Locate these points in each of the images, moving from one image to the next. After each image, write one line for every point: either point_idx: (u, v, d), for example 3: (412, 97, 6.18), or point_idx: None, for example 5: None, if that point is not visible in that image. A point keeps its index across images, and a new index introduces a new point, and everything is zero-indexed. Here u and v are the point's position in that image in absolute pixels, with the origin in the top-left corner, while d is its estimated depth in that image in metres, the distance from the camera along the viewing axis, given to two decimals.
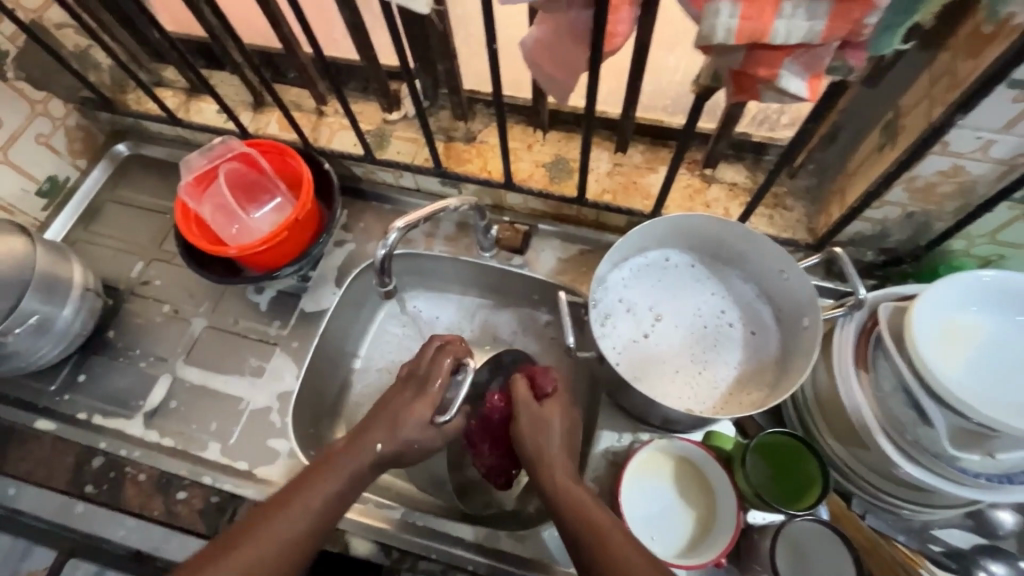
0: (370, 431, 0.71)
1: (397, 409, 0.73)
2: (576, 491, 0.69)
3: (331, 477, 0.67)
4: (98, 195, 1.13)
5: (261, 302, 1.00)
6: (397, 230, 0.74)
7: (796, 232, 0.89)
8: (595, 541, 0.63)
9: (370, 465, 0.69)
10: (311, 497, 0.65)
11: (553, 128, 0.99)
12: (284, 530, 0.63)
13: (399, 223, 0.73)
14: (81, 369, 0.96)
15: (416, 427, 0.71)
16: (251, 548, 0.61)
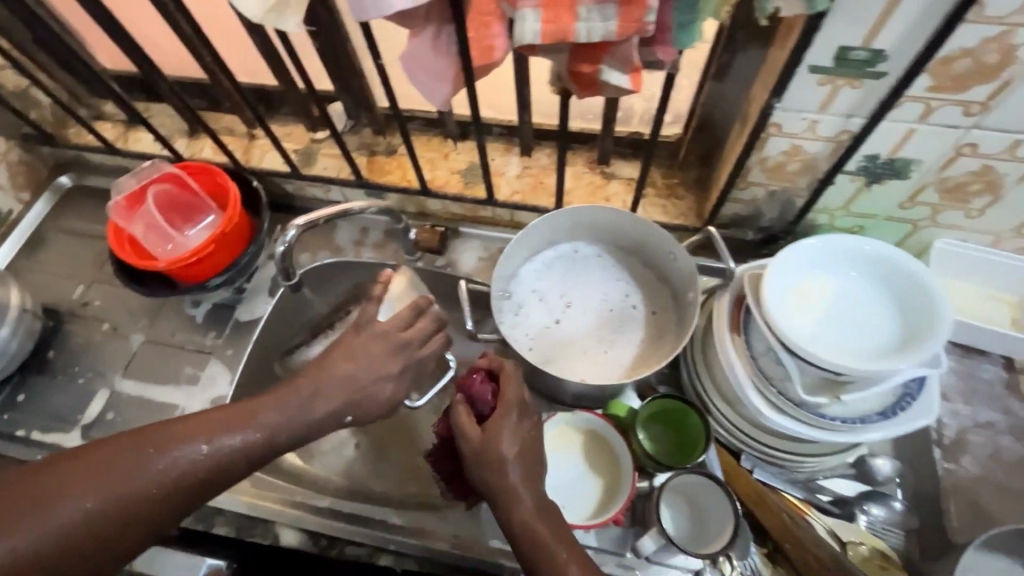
0: (342, 402, 0.71)
1: (374, 382, 0.72)
2: (536, 523, 0.66)
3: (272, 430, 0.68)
4: (41, 225, 1.18)
5: (197, 315, 1.05)
6: (295, 228, 0.83)
7: (687, 218, 0.97)
8: (530, 526, 0.66)
9: (324, 418, 0.70)
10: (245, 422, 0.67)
11: (466, 138, 1.07)
12: (207, 457, 0.64)
13: (298, 222, 0.81)
14: (20, 389, 1.00)
15: (382, 396, 0.72)
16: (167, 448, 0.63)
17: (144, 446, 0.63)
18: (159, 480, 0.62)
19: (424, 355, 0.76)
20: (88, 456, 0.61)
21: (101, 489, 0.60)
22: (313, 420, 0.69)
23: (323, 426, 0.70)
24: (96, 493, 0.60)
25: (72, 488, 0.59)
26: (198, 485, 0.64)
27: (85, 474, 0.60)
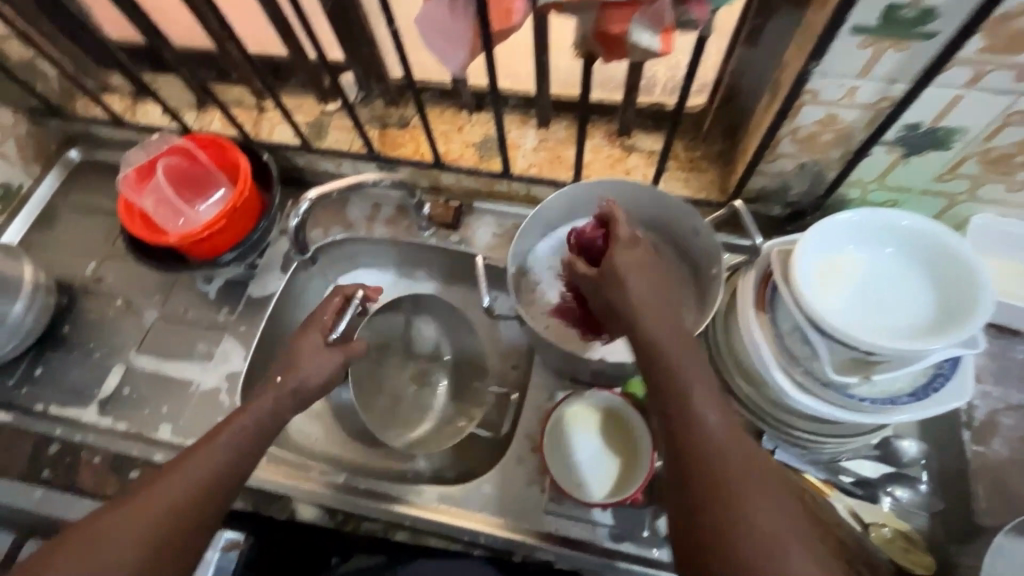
0: (287, 367, 0.74)
1: (311, 359, 0.75)
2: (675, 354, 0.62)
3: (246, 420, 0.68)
4: (52, 200, 1.16)
5: (210, 291, 1.04)
6: (307, 200, 0.81)
7: (710, 193, 0.94)
8: (719, 468, 0.55)
9: (279, 408, 0.71)
10: (225, 434, 0.66)
11: (481, 110, 1.04)
12: (202, 466, 0.62)
13: (308, 195, 0.80)
14: (37, 364, 1.00)
15: (321, 364, 0.76)
16: (161, 490, 0.60)
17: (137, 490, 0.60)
18: (166, 512, 0.59)
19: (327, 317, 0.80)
20: (80, 532, 0.57)
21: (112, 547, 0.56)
22: (280, 405, 0.71)
23: (286, 404, 0.71)
24: (110, 544, 0.56)
25: (90, 556, 0.55)
26: (216, 490, 0.62)
27: (91, 532, 0.56)
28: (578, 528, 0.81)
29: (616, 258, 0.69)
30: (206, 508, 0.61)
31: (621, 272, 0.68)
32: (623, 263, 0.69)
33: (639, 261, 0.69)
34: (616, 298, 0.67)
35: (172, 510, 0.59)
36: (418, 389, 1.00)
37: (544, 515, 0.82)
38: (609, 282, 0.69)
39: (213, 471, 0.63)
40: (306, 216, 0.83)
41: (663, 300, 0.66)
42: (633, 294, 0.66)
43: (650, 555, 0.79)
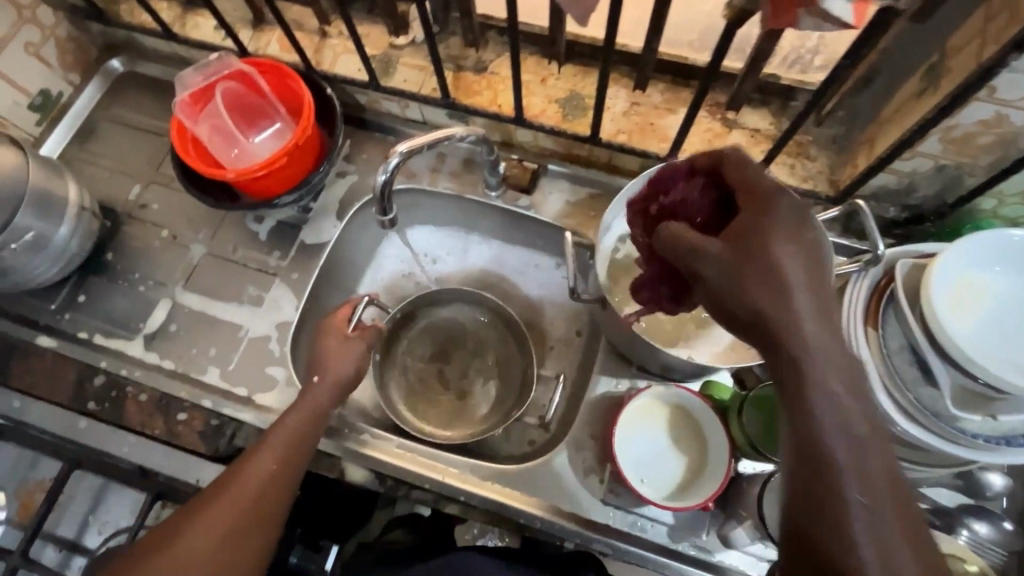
0: (318, 373, 0.77)
1: (339, 353, 0.79)
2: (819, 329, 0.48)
3: (292, 429, 0.72)
4: (92, 113, 1.08)
5: (261, 232, 0.98)
6: (398, 155, 0.71)
7: (817, 184, 0.85)
8: (844, 503, 0.44)
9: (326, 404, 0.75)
10: (278, 435, 0.70)
11: (569, 61, 0.94)
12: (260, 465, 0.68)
13: (401, 147, 0.70)
14: (81, 290, 0.96)
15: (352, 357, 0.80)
16: (232, 495, 0.65)
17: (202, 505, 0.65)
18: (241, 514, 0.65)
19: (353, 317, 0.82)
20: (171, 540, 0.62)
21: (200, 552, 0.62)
22: (319, 404, 0.75)
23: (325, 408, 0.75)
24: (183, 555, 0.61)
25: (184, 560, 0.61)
26: (275, 489, 0.68)
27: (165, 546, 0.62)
28: (636, 523, 0.79)
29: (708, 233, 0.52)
30: (264, 507, 0.66)
31: (735, 242, 0.51)
32: (757, 223, 0.51)
33: (781, 216, 0.51)
34: (744, 285, 0.49)
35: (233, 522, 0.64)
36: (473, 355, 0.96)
37: (601, 504, 0.80)
38: (749, 238, 0.51)
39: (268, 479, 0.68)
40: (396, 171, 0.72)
41: (812, 288, 0.49)
42: (744, 278, 0.49)
43: (710, 559, 0.76)
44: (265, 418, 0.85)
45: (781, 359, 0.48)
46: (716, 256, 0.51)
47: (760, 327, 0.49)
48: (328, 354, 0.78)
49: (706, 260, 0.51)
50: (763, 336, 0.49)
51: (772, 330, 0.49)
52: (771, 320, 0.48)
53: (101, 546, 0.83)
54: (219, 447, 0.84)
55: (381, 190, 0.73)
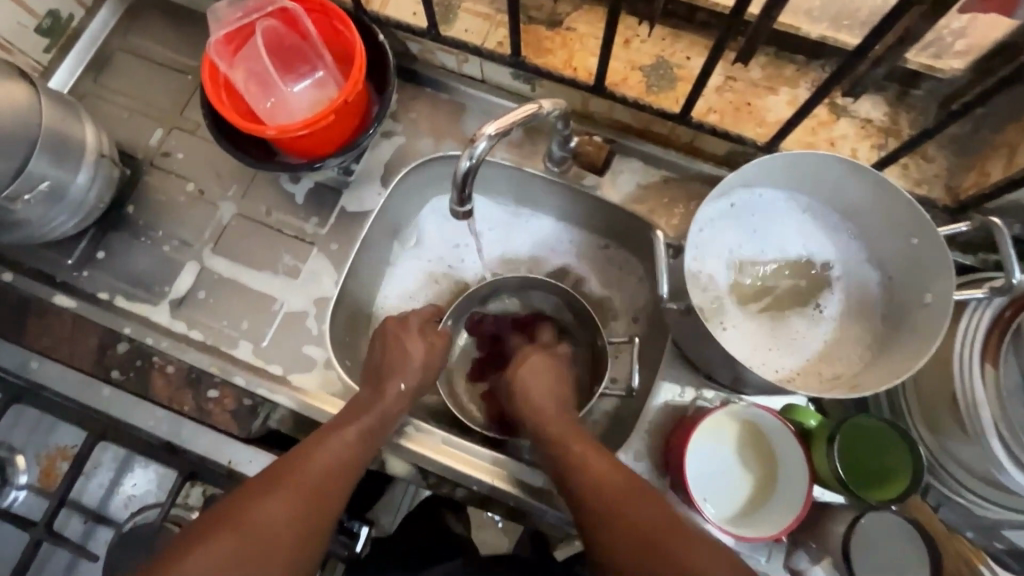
0: (388, 378, 0.74)
1: (410, 344, 0.77)
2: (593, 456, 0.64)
3: (364, 424, 0.70)
4: (107, 42, 0.96)
5: (298, 194, 0.89)
6: (486, 138, 0.64)
7: (933, 189, 0.75)
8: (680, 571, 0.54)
9: (394, 409, 0.73)
10: (350, 431, 0.68)
11: (659, 22, 0.82)
12: (331, 457, 0.66)
13: (492, 130, 0.63)
14: (100, 245, 0.88)
15: (417, 355, 0.77)
16: (302, 483, 0.63)
17: (270, 482, 0.62)
18: (308, 504, 0.62)
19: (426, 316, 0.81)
20: (241, 522, 0.59)
21: (265, 540, 0.59)
22: (390, 409, 0.72)
23: (396, 413, 0.73)
24: (250, 527, 0.59)
25: (253, 546, 0.58)
26: (341, 482, 0.65)
27: (235, 517, 0.59)
28: None
29: (541, 408, 0.71)
30: (325, 495, 0.64)
31: (557, 419, 0.70)
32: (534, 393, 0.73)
33: (538, 379, 0.75)
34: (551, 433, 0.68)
35: (300, 503, 0.62)
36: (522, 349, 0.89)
37: None
38: (530, 419, 0.71)
39: (333, 470, 0.65)
40: (483, 157, 0.65)
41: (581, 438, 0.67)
42: (569, 451, 0.65)
43: None
44: (300, 402, 0.79)
45: (621, 497, 0.60)
46: (552, 443, 0.67)
47: (591, 475, 0.62)
48: (400, 341, 0.77)
49: (547, 436, 0.68)
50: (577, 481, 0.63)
51: (593, 473, 0.62)
52: (593, 465, 0.63)
53: (130, 520, 0.78)
54: (252, 430, 0.78)
55: (461, 177, 0.66)
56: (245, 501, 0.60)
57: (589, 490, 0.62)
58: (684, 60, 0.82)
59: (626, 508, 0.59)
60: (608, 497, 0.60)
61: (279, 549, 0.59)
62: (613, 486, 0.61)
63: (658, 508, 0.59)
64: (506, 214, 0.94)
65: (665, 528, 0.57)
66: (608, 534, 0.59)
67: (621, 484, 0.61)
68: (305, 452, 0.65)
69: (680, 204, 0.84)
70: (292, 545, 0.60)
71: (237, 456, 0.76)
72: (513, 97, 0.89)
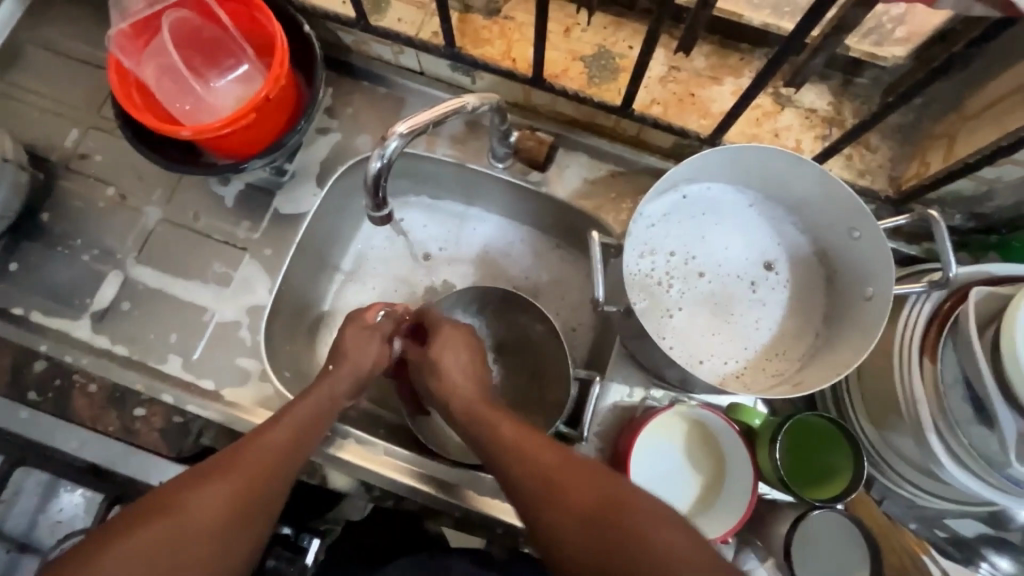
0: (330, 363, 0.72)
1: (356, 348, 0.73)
2: (527, 440, 0.59)
3: (306, 409, 0.66)
4: (13, 35, 0.88)
5: (227, 196, 0.84)
6: (397, 138, 0.60)
7: (876, 181, 0.75)
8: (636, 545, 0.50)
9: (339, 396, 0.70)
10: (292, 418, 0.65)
11: (600, 10, 0.79)
12: (269, 443, 0.62)
13: (401, 130, 0.59)
14: (13, 257, 0.82)
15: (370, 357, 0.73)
16: (238, 470, 0.59)
17: (212, 472, 0.58)
18: (235, 487, 0.58)
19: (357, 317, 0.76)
20: (164, 503, 0.55)
21: (178, 521, 0.55)
22: (340, 382, 0.70)
23: (343, 387, 0.70)
24: (185, 525, 0.55)
25: (174, 529, 0.54)
26: (284, 470, 0.61)
27: (166, 512, 0.55)
28: None
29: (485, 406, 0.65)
30: (268, 489, 0.60)
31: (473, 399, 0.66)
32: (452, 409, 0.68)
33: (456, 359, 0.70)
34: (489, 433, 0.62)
35: (237, 495, 0.58)
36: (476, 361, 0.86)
37: None
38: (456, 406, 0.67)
39: (288, 449, 0.63)
40: (395, 158, 0.61)
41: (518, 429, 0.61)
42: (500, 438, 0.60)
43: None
44: (234, 417, 0.76)
45: (566, 486, 0.54)
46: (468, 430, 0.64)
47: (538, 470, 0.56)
48: (348, 344, 0.73)
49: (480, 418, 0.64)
50: (523, 491, 0.56)
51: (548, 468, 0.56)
52: (552, 472, 0.56)
53: (56, 548, 0.74)
54: (183, 447, 0.76)
55: (371, 179, 0.62)
56: (183, 490, 0.56)
57: (547, 500, 0.55)
58: (627, 48, 0.79)
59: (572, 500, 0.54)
60: (568, 502, 0.54)
61: (218, 555, 0.56)
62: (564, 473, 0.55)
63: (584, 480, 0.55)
64: (451, 214, 0.91)
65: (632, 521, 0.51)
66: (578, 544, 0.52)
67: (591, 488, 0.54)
68: (250, 440, 0.61)
69: (627, 199, 0.82)
70: (212, 542, 0.55)
71: (167, 477, 0.72)
72: (454, 89, 0.86)
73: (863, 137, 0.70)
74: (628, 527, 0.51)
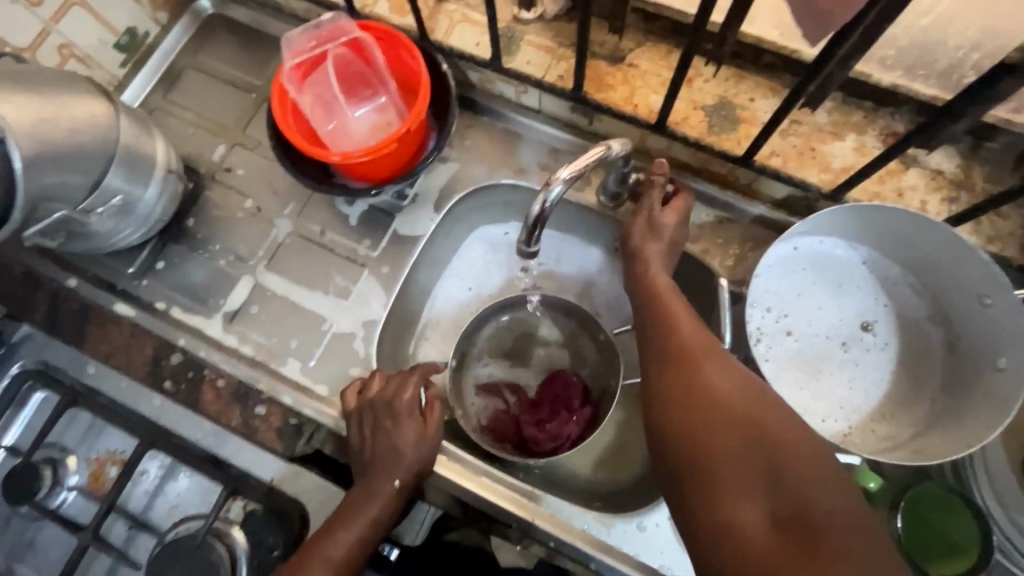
0: (382, 473, 0.72)
1: (408, 450, 0.73)
2: (700, 336, 0.64)
3: (354, 536, 0.69)
4: (177, 58, 0.99)
5: (351, 216, 0.90)
6: (562, 181, 0.64)
7: (1007, 248, 0.73)
8: (780, 459, 0.53)
9: (391, 511, 0.72)
10: (340, 547, 0.68)
11: (724, 62, 0.81)
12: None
13: (567, 173, 0.63)
14: (159, 256, 0.90)
15: (410, 448, 0.73)
16: None
17: None
18: None
19: (393, 394, 0.75)
20: None
21: None
22: (381, 513, 0.71)
23: (385, 516, 0.71)
24: None
25: None
26: None
27: None
28: None
29: (693, 342, 0.63)
30: None
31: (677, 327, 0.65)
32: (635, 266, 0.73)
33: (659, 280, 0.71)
34: (664, 313, 0.67)
35: None
36: (523, 380, 0.90)
37: None
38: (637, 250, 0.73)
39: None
40: (558, 201, 0.64)
41: (698, 328, 0.65)
42: (671, 313, 0.67)
43: None
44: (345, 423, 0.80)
45: (721, 386, 0.58)
46: (650, 302, 0.69)
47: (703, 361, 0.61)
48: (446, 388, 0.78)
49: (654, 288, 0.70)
50: (681, 367, 0.61)
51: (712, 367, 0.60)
52: (733, 399, 0.57)
53: (173, 530, 0.78)
54: (296, 448, 0.79)
55: (533, 220, 0.66)
56: None
57: (703, 421, 0.57)
58: (748, 100, 0.81)
59: (731, 404, 0.57)
60: (725, 398, 0.57)
61: None
62: (729, 380, 0.59)
63: (748, 394, 0.58)
64: (553, 244, 0.94)
65: (792, 449, 0.53)
66: (736, 479, 0.53)
67: (766, 429, 0.55)
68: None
69: (735, 245, 0.82)
70: None
71: (279, 474, 0.78)
72: (570, 129, 0.90)
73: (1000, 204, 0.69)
74: (794, 476, 0.52)
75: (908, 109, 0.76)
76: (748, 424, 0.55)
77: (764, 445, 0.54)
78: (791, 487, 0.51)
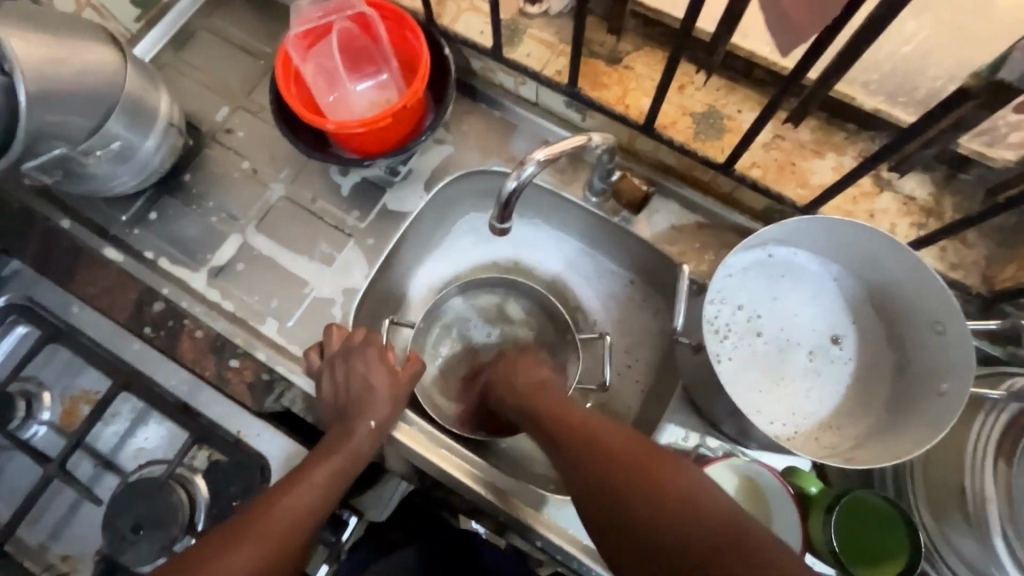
0: (361, 414, 0.74)
1: (384, 399, 0.76)
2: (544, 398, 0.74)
3: (333, 467, 0.70)
4: (191, 20, 1.01)
5: (344, 186, 0.93)
6: (535, 163, 0.67)
7: (968, 276, 0.75)
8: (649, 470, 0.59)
9: (370, 448, 0.74)
10: (322, 471, 0.70)
11: (716, 73, 0.84)
12: (300, 501, 0.67)
13: (541, 155, 0.66)
14: (154, 207, 0.93)
15: (384, 393, 0.76)
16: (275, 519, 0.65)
17: (240, 529, 0.64)
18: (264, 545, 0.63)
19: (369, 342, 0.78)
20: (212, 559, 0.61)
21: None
22: (362, 446, 0.73)
23: (365, 452, 0.73)
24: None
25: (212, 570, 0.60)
26: (303, 525, 0.66)
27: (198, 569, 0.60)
28: None
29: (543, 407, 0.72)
30: (293, 539, 0.65)
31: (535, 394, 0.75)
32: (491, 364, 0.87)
33: (522, 367, 0.82)
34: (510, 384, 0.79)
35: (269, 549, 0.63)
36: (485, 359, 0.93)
37: None
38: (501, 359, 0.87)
39: (314, 503, 0.67)
40: (530, 180, 0.67)
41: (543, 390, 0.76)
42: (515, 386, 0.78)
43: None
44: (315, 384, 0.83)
45: (586, 431, 0.66)
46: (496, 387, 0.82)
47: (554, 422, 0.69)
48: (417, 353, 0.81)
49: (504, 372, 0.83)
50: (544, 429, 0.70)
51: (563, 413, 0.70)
52: (593, 432, 0.65)
53: (136, 472, 0.80)
54: (265, 403, 0.82)
55: (506, 196, 0.69)
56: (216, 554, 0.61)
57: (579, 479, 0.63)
58: (735, 111, 0.83)
59: (593, 445, 0.64)
60: (583, 443, 0.65)
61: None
62: (585, 423, 0.67)
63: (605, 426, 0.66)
64: (539, 233, 0.96)
65: (652, 455, 0.60)
66: (633, 498, 0.57)
67: (635, 450, 0.61)
68: (279, 496, 0.67)
69: (711, 251, 0.84)
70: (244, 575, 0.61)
71: (246, 427, 0.80)
72: (564, 123, 0.92)
73: (964, 231, 0.71)
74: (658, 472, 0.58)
75: (887, 134, 0.79)
76: (612, 456, 0.61)
77: (629, 466, 0.60)
78: (655, 480, 0.57)
